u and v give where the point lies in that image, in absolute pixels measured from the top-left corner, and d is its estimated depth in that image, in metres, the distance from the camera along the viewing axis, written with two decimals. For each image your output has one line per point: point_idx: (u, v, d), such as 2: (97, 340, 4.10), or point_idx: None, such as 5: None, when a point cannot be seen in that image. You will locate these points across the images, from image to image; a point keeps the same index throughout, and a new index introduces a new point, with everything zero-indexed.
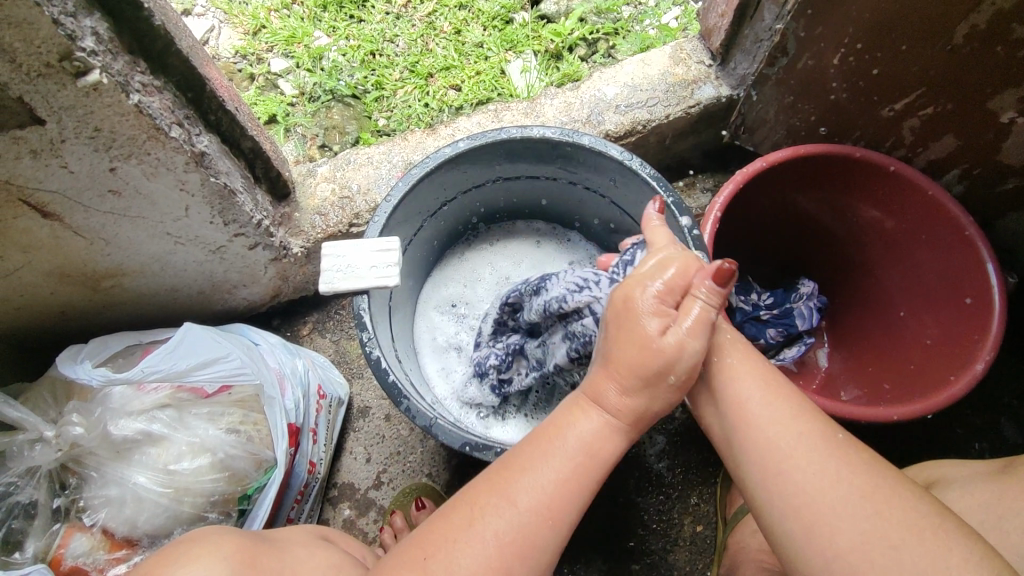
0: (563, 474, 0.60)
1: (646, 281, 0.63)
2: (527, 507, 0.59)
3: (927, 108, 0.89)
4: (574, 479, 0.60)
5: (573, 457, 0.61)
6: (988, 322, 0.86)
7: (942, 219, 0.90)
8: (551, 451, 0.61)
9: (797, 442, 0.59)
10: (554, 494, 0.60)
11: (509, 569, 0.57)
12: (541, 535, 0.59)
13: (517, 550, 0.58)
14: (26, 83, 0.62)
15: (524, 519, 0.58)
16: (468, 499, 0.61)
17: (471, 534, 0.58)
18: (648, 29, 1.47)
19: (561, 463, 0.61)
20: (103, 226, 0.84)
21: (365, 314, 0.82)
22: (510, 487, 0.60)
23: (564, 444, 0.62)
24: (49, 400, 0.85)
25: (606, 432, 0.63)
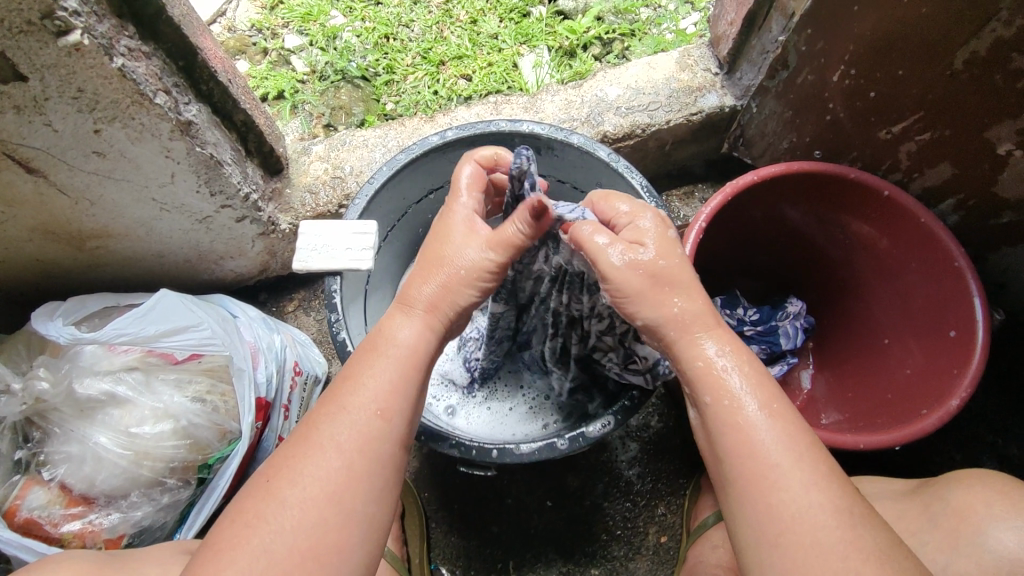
0: (393, 370, 0.59)
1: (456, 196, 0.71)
2: (361, 407, 0.57)
3: (924, 134, 0.87)
4: (403, 375, 0.59)
5: (397, 355, 0.60)
6: (970, 356, 0.84)
7: (934, 246, 0.87)
8: (375, 356, 0.60)
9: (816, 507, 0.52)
10: (388, 388, 0.58)
11: (365, 473, 0.55)
12: (385, 439, 0.57)
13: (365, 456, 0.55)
14: (9, 39, 0.62)
15: (367, 420, 0.56)
16: (307, 417, 0.58)
17: (314, 449, 0.55)
18: (665, 32, 1.45)
19: (394, 362, 0.60)
20: (87, 186, 0.85)
21: (336, 295, 0.81)
22: (349, 397, 0.57)
23: (385, 347, 0.61)
24: (23, 352, 0.88)
25: (421, 330, 0.62)
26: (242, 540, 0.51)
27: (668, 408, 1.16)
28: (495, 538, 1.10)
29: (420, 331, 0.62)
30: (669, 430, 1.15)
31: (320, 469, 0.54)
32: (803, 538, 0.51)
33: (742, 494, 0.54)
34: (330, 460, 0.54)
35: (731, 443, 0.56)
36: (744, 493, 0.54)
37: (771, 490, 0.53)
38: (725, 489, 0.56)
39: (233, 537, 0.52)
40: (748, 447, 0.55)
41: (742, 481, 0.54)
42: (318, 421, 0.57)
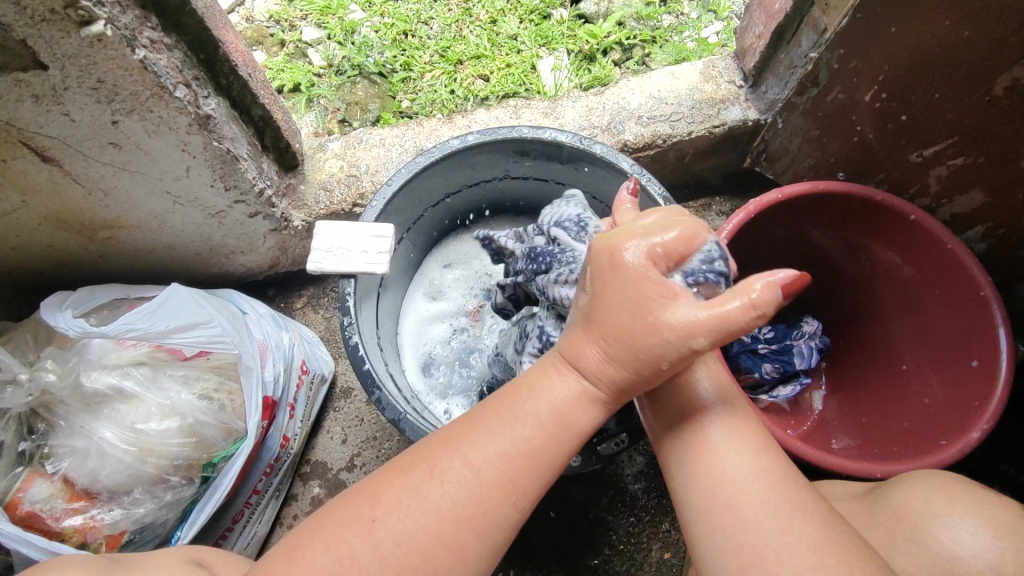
0: (528, 430, 0.56)
1: (637, 236, 0.55)
2: (482, 468, 0.56)
3: (957, 159, 0.86)
4: (543, 439, 0.56)
5: (542, 417, 0.57)
6: (993, 388, 0.82)
7: (960, 273, 0.86)
8: (516, 409, 0.57)
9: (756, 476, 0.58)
10: (519, 448, 0.56)
11: (467, 525, 0.55)
12: (501, 505, 0.56)
13: (475, 505, 0.55)
14: (30, 27, 0.61)
15: (489, 471, 0.55)
16: (443, 434, 0.59)
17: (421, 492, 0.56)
18: (687, 40, 1.43)
19: (532, 427, 0.56)
20: (102, 177, 0.83)
21: (350, 298, 0.80)
22: (472, 452, 0.56)
23: (533, 401, 0.57)
24: (30, 342, 0.87)
25: (581, 401, 0.57)
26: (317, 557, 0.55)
27: None
28: None
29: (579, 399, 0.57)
30: None
31: (424, 505, 0.55)
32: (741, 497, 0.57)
33: (687, 465, 0.61)
34: (432, 504, 0.55)
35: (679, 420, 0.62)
36: (689, 464, 0.60)
37: (712, 457, 0.59)
38: (669, 458, 0.63)
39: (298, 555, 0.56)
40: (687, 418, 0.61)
41: (687, 453, 0.61)
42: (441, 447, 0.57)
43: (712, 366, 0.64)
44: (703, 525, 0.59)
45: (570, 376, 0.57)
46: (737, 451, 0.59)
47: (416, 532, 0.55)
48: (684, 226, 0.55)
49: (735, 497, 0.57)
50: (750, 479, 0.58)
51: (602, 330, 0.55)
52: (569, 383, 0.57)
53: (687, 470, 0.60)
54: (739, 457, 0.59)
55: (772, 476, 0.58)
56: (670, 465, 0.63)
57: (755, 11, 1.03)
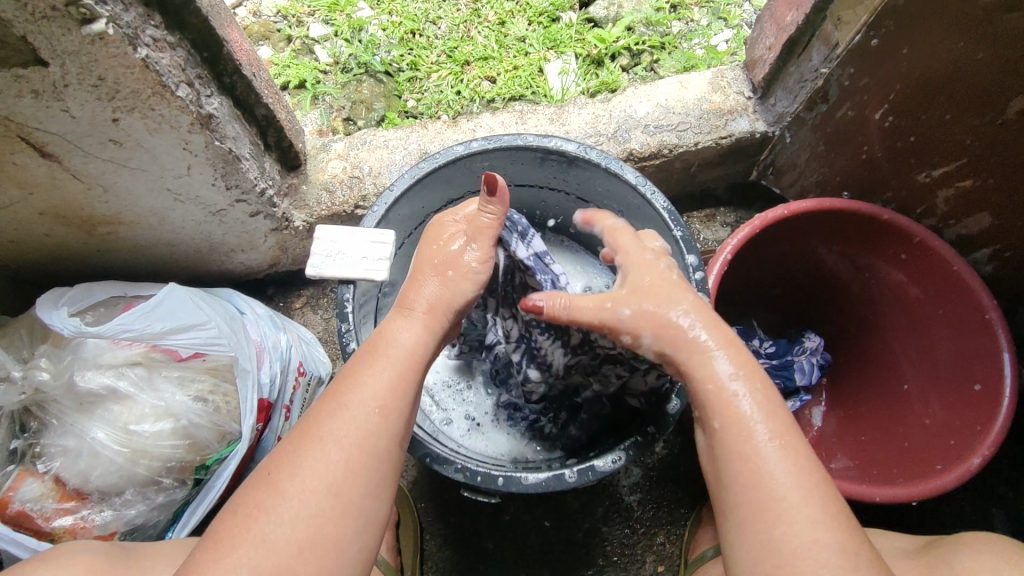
0: (388, 375, 0.61)
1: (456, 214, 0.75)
2: (359, 409, 0.58)
3: (967, 180, 0.85)
4: (398, 381, 0.61)
5: (395, 360, 0.62)
6: (995, 414, 0.82)
7: (966, 296, 0.85)
8: (374, 358, 0.62)
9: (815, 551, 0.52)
10: (393, 372, 0.61)
11: (373, 435, 0.58)
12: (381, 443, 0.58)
13: (374, 422, 0.58)
14: (30, 23, 0.60)
15: (375, 393, 0.59)
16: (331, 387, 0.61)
17: (310, 456, 0.56)
18: (696, 48, 1.41)
19: (389, 368, 0.61)
20: (102, 174, 0.82)
21: (348, 304, 0.80)
22: (343, 403, 0.59)
23: (385, 351, 0.63)
24: (25, 337, 0.87)
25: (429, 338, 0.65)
26: (250, 527, 0.54)
27: (675, 435, 1.13)
28: (489, 556, 1.08)
29: (419, 334, 0.65)
30: (675, 457, 1.12)
31: (329, 445, 0.57)
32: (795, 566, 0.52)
33: (737, 521, 0.55)
34: (319, 469, 0.56)
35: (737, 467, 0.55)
36: (745, 519, 0.54)
37: (773, 521, 0.53)
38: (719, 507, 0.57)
39: (242, 518, 0.55)
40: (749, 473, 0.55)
41: (743, 507, 0.55)
42: (331, 392, 0.60)
43: (762, 396, 0.57)
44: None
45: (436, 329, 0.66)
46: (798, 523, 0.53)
47: (332, 458, 0.56)
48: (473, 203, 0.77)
49: (790, 569, 0.52)
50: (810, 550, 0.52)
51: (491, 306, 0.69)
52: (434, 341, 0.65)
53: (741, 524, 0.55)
54: (796, 527, 0.53)
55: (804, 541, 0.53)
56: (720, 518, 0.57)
57: (766, 22, 1.01)
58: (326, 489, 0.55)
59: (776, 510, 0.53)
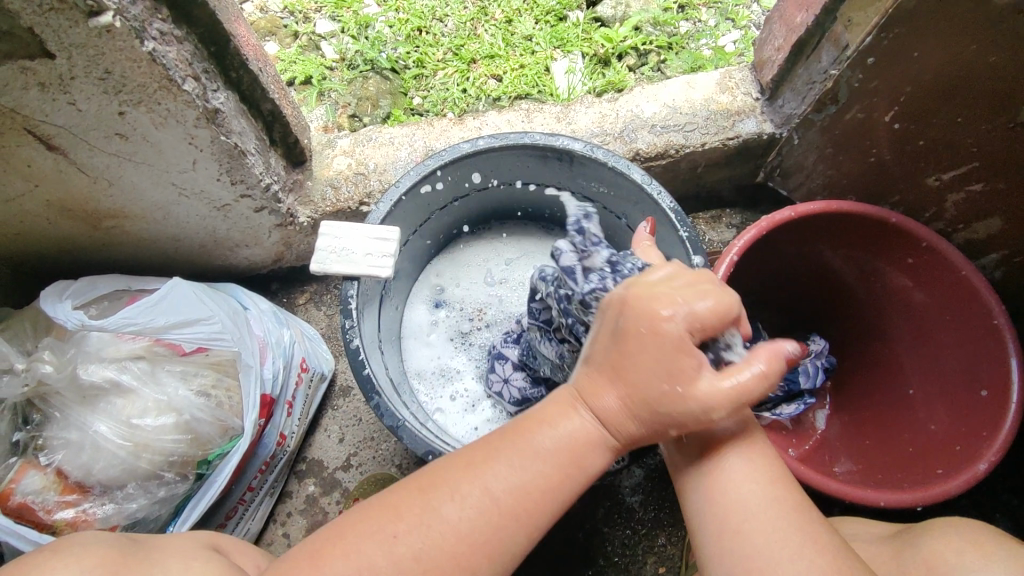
0: (542, 470, 0.58)
1: (676, 305, 0.57)
2: (498, 495, 0.57)
3: (976, 184, 0.85)
4: (552, 479, 0.58)
5: (555, 457, 0.59)
6: (1002, 421, 0.81)
7: (973, 300, 0.85)
8: (537, 448, 0.59)
9: (768, 505, 0.57)
10: (549, 462, 0.58)
11: (506, 528, 0.57)
12: (510, 535, 0.57)
13: (515, 503, 0.57)
14: (38, 15, 0.60)
15: (525, 478, 0.57)
16: (475, 458, 0.59)
17: (435, 518, 0.56)
18: (703, 48, 1.41)
19: (544, 466, 0.58)
20: (107, 167, 0.82)
21: (352, 301, 0.79)
22: (488, 478, 0.57)
23: (549, 444, 0.59)
24: (29, 330, 0.87)
25: (592, 441, 0.59)
26: None
27: None
28: None
29: (588, 435, 0.59)
30: None
31: (463, 504, 0.57)
32: (756, 522, 0.57)
33: (697, 486, 0.61)
34: (444, 532, 0.56)
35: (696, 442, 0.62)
36: (702, 487, 0.60)
37: (728, 484, 0.59)
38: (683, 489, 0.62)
39: None
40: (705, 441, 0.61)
41: (701, 476, 0.60)
42: (482, 452, 0.59)
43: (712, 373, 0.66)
44: (717, 547, 0.58)
45: (587, 415, 0.59)
46: (752, 480, 0.59)
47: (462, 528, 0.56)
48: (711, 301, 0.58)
49: (748, 522, 0.57)
50: (766, 507, 0.58)
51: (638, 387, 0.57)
52: (577, 420, 0.59)
53: (700, 493, 0.60)
54: (754, 485, 0.59)
55: None
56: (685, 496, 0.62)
57: (774, 23, 1.01)
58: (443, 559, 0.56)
59: (727, 471, 0.59)
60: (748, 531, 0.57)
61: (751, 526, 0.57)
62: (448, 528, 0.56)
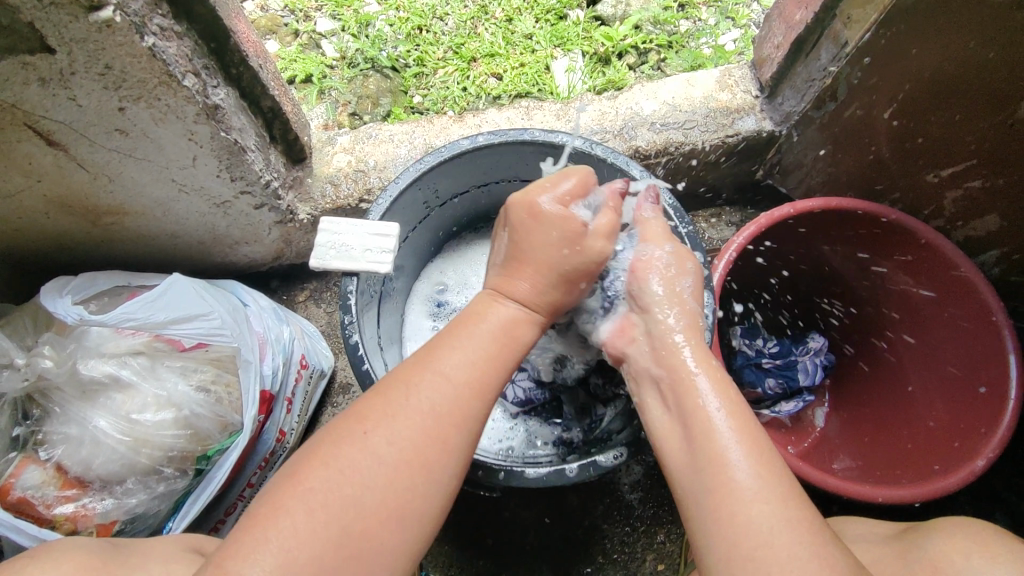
0: (478, 350, 0.63)
1: (545, 190, 0.71)
2: (449, 379, 0.60)
3: (976, 181, 0.85)
4: (490, 357, 0.63)
5: (488, 337, 0.64)
6: (1000, 418, 0.81)
7: (972, 297, 0.85)
8: (468, 331, 0.64)
9: (779, 528, 0.54)
10: (492, 341, 0.64)
11: (466, 409, 0.59)
12: (468, 411, 0.60)
13: (469, 380, 0.61)
14: (39, 10, 0.60)
15: (474, 354, 0.63)
16: (416, 353, 0.64)
17: (397, 413, 0.57)
18: (704, 47, 1.41)
19: (481, 343, 0.64)
20: (108, 163, 0.83)
21: (352, 297, 0.80)
22: (440, 362, 0.61)
23: (478, 325, 0.65)
24: (29, 325, 0.87)
25: (521, 321, 0.67)
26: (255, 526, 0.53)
27: None
28: (489, 552, 1.08)
29: (523, 322, 0.68)
30: None
31: (424, 390, 0.59)
32: (767, 545, 0.54)
33: (706, 505, 0.58)
34: (406, 422, 0.57)
35: (701, 452, 0.60)
36: (709, 504, 0.58)
37: (736, 501, 0.56)
38: (690, 507, 0.60)
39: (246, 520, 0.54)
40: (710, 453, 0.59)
41: (706, 493, 0.58)
42: (427, 349, 0.63)
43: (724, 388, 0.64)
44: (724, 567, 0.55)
45: (508, 303, 0.68)
46: (763, 499, 0.56)
47: (425, 418, 0.57)
48: (575, 175, 0.72)
49: (760, 550, 0.54)
50: (777, 530, 0.54)
51: (537, 263, 0.69)
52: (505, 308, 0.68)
53: (706, 511, 0.58)
54: (766, 506, 0.56)
55: None
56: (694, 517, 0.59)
57: (774, 21, 1.01)
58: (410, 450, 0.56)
59: (734, 491, 0.57)
60: (759, 558, 0.54)
61: (760, 553, 0.54)
62: (420, 416, 0.57)
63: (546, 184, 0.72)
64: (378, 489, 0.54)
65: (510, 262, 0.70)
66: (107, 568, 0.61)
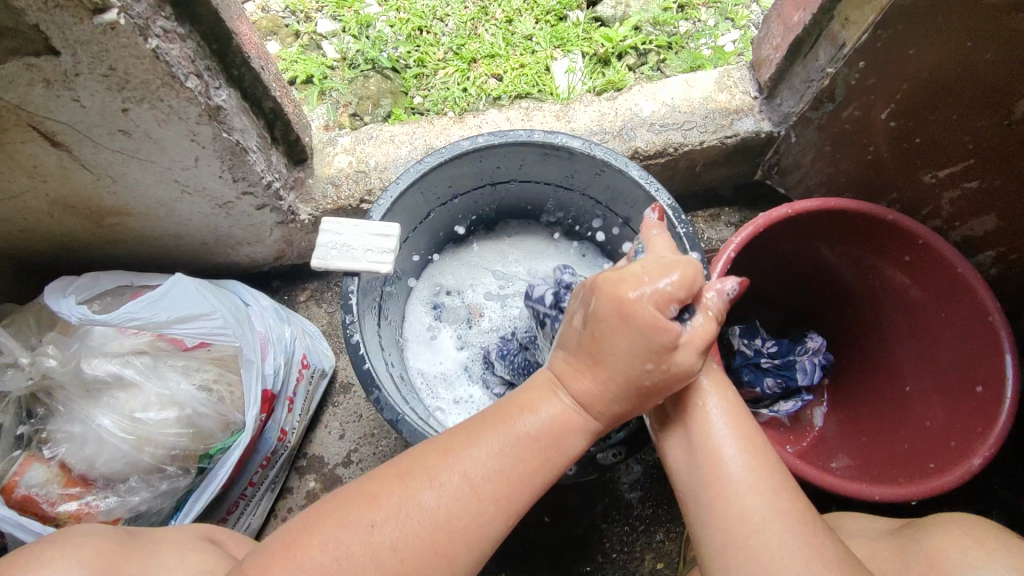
0: (511, 456, 0.60)
1: (643, 285, 0.60)
2: (469, 481, 0.58)
3: (972, 182, 0.85)
4: (521, 467, 0.60)
5: (526, 439, 0.61)
6: (997, 417, 0.82)
7: (968, 297, 0.85)
8: (506, 428, 0.61)
9: (770, 517, 0.58)
10: (531, 447, 0.61)
11: (478, 520, 0.58)
12: (481, 525, 0.58)
13: (493, 489, 0.59)
14: (43, 12, 0.61)
15: (508, 463, 0.60)
16: (447, 437, 0.62)
17: (404, 507, 0.58)
18: (703, 48, 1.42)
19: (517, 448, 0.60)
20: (111, 163, 0.83)
21: (353, 296, 0.80)
22: (468, 465, 0.59)
23: (518, 424, 0.61)
24: (32, 325, 0.88)
25: (568, 421, 0.62)
26: None
27: None
28: None
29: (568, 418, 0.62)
30: None
31: (442, 491, 0.58)
32: (761, 532, 0.58)
33: (705, 502, 0.61)
34: (415, 516, 0.57)
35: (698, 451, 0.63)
36: (706, 499, 0.61)
37: (731, 494, 0.60)
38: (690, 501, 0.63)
39: None
40: (706, 451, 0.63)
41: (705, 488, 0.62)
42: (463, 437, 0.61)
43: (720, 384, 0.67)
44: (723, 559, 0.59)
45: (563, 397, 0.63)
46: (756, 491, 0.60)
47: (432, 523, 0.57)
48: (682, 271, 0.61)
49: (753, 538, 0.58)
50: (768, 520, 0.58)
51: (615, 373, 0.60)
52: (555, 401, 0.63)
53: (705, 506, 0.61)
54: (759, 497, 0.59)
55: None
56: (693, 510, 0.63)
57: (773, 22, 1.01)
58: (410, 554, 0.57)
59: (727, 484, 0.60)
60: (751, 546, 0.58)
61: (752, 541, 0.58)
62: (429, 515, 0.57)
63: (647, 278, 0.60)
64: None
65: (584, 354, 0.62)
66: (111, 563, 0.62)
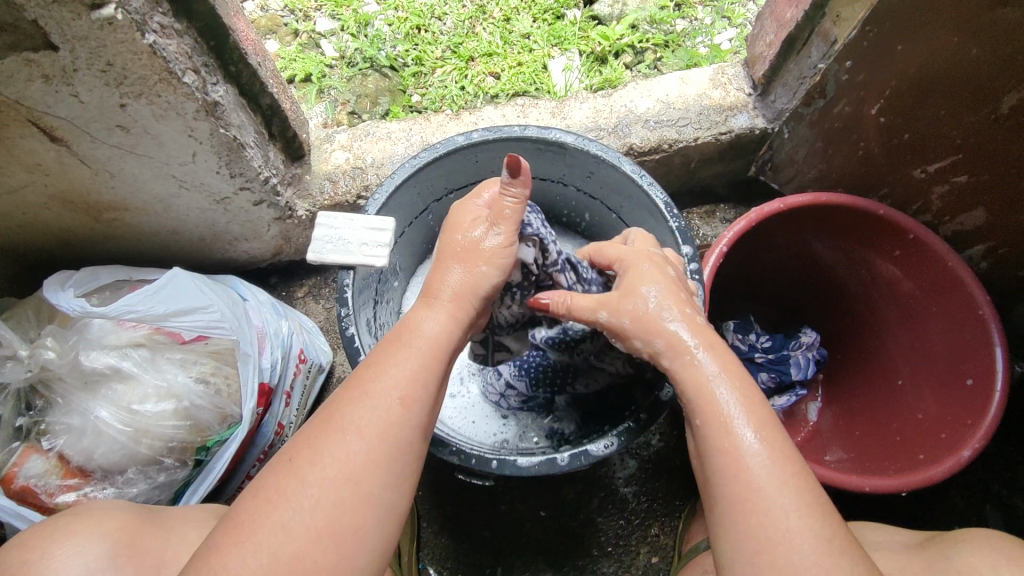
0: (414, 363, 0.61)
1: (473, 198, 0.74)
2: (382, 395, 0.59)
3: (961, 177, 0.87)
4: (424, 368, 0.62)
5: (421, 351, 0.62)
6: (987, 410, 0.82)
7: (958, 291, 0.86)
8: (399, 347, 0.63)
9: (797, 532, 0.53)
10: (431, 356, 0.63)
11: (394, 425, 0.58)
12: (405, 425, 0.59)
13: (405, 398, 0.60)
14: (42, 8, 0.62)
15: (413, 368, 0.61)
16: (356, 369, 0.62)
17: (332, 436, 0.57)
18: (699, 46, 1.42)
19: (414, 358, 0.62)
20: (109, 159, 0.84)
21: (348, 289, 0.81)
22: (373, 383, 0.60)
23: (409, 340, 0.63)
24: (32, 319, 0.89)
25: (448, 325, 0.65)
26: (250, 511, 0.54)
27: (672, 428, 1.14)
28: (484, 544, 1.09)
29: (444, 323, 0.65)
30: (670, 450, 1.13)
31: (365, 411, 0.58)
32: (782, 549, 0.53)
33: (725, 506, 0.57)
34: (353, 441, 0.57)
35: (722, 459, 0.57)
36: (728, 508, 0.56)
37: (757, 506, 0.55)
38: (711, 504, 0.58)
39: (243, 504, 0.55)
40: (733, 461, 0.57)
41: (728, 498, 0.56)
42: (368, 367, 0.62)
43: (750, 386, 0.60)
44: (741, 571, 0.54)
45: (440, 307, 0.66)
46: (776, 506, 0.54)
47: (361, 443, 0.57)
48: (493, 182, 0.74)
49: (775, 555, 0.53)
50: (791, 536, 0.54)
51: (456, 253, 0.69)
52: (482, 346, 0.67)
53: (728, 515, 0.56)
54: (777, 513, 0.54)
55: (800, 518, 0.54)
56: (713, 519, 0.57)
57: (766, 19, 1.02)
58: (349, 477, 0.56)
59: (755, 500, 0.55)
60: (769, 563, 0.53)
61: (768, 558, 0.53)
62: (388, 424, 0.58)
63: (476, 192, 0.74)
64: (316, 515, 0.54)
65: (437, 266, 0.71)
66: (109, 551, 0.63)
